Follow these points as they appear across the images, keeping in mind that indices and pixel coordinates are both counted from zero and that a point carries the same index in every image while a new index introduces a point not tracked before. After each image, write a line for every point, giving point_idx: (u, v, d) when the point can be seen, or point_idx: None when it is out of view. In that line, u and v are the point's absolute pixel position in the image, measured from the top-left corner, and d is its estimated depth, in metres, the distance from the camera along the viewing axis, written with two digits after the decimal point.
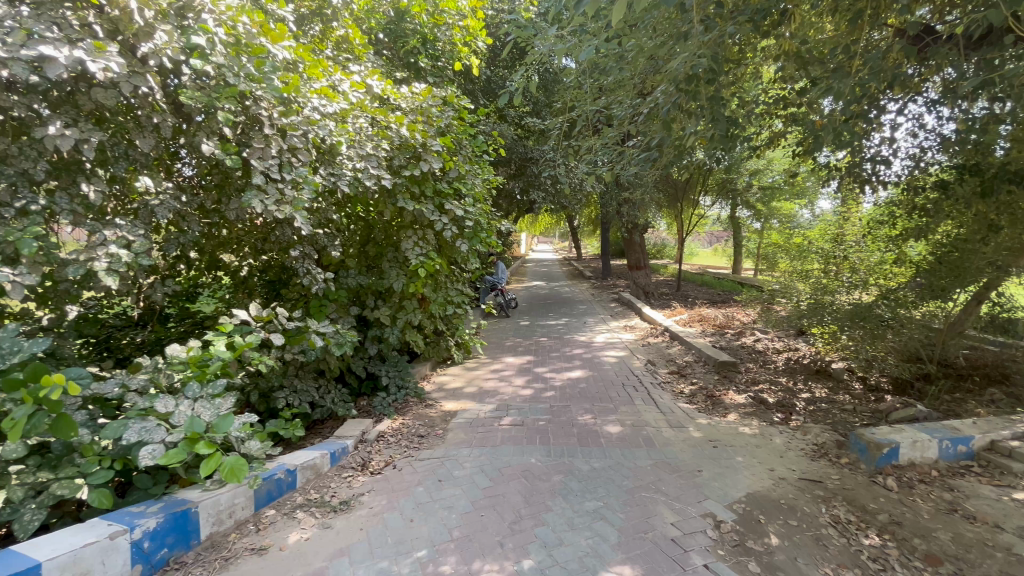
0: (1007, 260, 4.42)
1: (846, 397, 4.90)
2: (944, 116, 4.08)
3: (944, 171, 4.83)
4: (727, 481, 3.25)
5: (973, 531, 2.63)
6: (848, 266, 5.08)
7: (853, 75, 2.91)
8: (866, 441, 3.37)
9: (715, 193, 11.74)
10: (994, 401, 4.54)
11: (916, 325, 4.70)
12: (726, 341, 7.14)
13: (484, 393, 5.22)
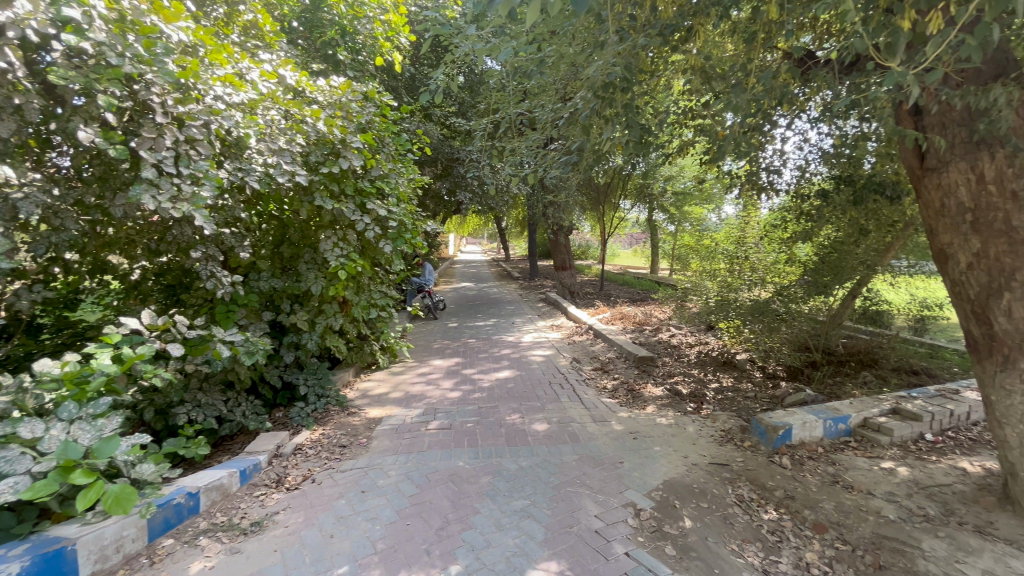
0: (874, 259, 5.05)
1: (748, 385, 5.37)
2: (824, 133, 4.68)
3: (825, 181, 5.36)
4: (646, 471, 3.42)
5: (851, 498, 2.98)
6: (749, 266, 5.60)
7: (749, 91, 3.20)
8: (765, 425, 3.71)
9: (634, 197, 12.37)
10: (866, 382, 5.21)
11: (804, 318, 5.29)
12: (645, 338, 7.54)
13: (411, 398, 5.09)
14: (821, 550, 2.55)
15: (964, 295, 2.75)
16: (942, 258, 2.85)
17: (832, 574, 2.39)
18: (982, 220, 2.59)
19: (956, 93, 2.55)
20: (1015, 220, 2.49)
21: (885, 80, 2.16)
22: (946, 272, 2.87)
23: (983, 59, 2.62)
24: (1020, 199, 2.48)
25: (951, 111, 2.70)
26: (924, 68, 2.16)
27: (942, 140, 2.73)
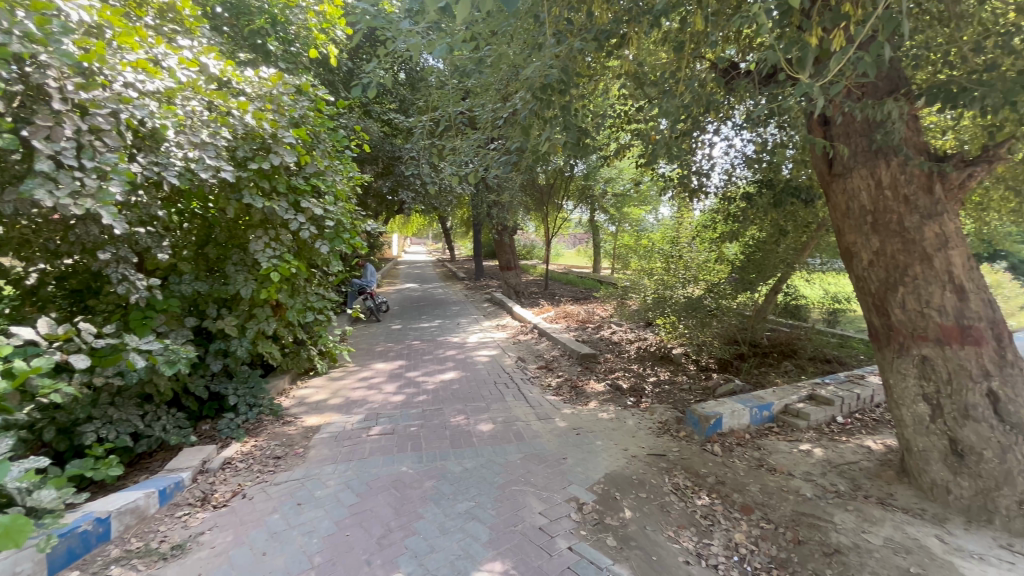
0: (792, 257, 5.58)
1: (683, 377, 5.66)
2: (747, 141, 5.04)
3: (749, 185, 5.72)
4: (588, 465, 3.50)
5: (774, 480, 3.20)
6: (682, 264, 5.82)
7: (678, 97, 3.35)
8: (698, 415, 3.91)
9: (576, 198, 12.64)
10: (787, 371, 5.64)
11: (732, 312, 5.61)
12: (587, 335, 7.71)
13: (351, 404, 4.91)
14: (749, 530, 2.72)
15: (867, 290, 3.02)
16: (848, 256, 3.12)
17: (758, 552, 2.56)
18: (881, 221, 2.87)
19: (857, 106, 2.79)
20: (907, 221, 2.80)
21: (796, 90, 2.33)
22: (851, 269, 3.14)
23: (878, 76, 2.91)
24: (911, 202, 2.80)
25: (854, 122, 2.96)
26: (830, 82, 2.35)
27: (847, 148, 2.99)
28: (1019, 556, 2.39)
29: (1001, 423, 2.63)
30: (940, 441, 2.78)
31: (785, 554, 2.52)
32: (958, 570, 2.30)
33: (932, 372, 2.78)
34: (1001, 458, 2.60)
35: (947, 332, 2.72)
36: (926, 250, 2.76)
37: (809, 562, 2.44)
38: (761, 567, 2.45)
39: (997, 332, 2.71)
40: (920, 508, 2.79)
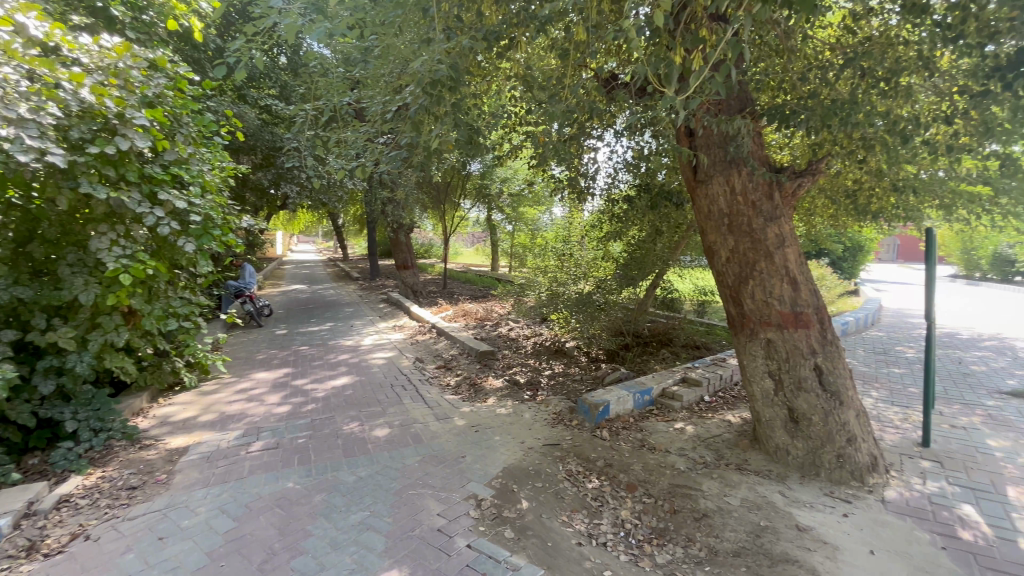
0: (665, 254, 6.19)
1: (576, 368, 5.98)
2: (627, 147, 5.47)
3: (630, 188, 6.18)
4: (486, 461, 3.55)
5: (654, 457, 3.52)
6: (573, 261, 6.19)
7: (563, 101, 3.49)
8: (588, 403, 4.17)
9: (473, 197, 12.69)
10: (665, 358, 6.23)
11: (617, 305, 6.03)
12: (486, 333, 7.80)
13: (226, 419, 4.42)
14: (633, 506, 2.95)
15: (725, 284, 3.43)
16: (710, 254, 3.51)
17: (640, 525, 2.79)
18: (735, 223, 3.29)
19: (714, 121, 3.17)
20: (755, 223, 3.24)
21: (661, 102, 2.58)
22: (712, 265, 3.55)
23: (730, 96, 3.32)
24: (757, 207, 3.25)
25: (713, 136, 3.34)
26: (690, 97, 2.63)
27: (708, 159, 3.36)
28: (839, 500, 2.87)
29: (825, 392, 3.15)
30: (782, 411, 3.27)
31: (663, 524, 2.78)
32: (795, 517, 2.71)
33: (774, 353, 3.25)
34: (825, 421, 3.13)
35: (785, 318, 3.20)
36: (769, 249, 3.22)
37: (682, 528, 2.72)
38: (643, 538, 2.68)
39: (822, 316, 3.24)
40: (768, 469, 3.25)
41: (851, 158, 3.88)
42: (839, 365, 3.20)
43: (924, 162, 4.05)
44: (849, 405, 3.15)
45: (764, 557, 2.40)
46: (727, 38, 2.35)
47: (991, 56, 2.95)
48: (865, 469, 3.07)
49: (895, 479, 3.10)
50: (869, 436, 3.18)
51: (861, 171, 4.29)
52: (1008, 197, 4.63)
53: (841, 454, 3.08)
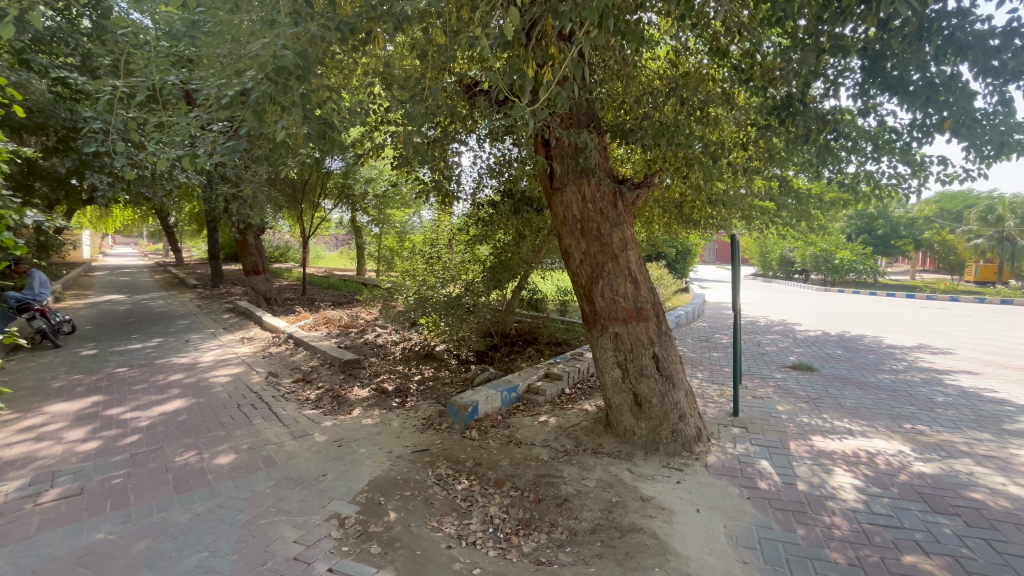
0: (527, 256, 6.48)
1: (446, 372, 5.98)
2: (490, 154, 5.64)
3: (494, 194, 6.36)
4: (350, 477, 3.34)
5: (520, 451, 3.67)
6: (441, 265, 6.22)
7: (424, 102, 3.43)
8: (457, 405, 4.21)
9: (334, 197, 11.89)
10: (531, 355, 6.55)
11: (486, 307, 6.29)
12: (350, 341, 7.37)
13: (3, 467, 3.48)
14: (501, 502, 3.04)
15: (579, 283, 3.73)
16: (566, 257, 3.78)
17: (508, 519, 2.88)
18: (587, 229, 3.59)
19: (565, 133, 3.44)
20: (602, 228, 3.58)
21: (513, 110, 2.73)
22: (568, 267, 3.82)
23: (579, 111, 3.64)
24: (604, 214, 3.59)
25: (566, 147, 3.61)
26: (537, 108, 2.90)
27: (562, 168, 3.63)
28: (673, 469, 3.31)
29: (661, 376, 3.60)
30: (628, 396, 3.65)
31: (529, 514, 2.91)
32: (639, 490, 3.05)
33: (621, 345, 3.62)
34: (662, 402, 3.58)
35: (629, 313, 3.59)
36: (614, 251, 3.58)
37: (546, 515, 2.88)
38: (511, 531, 2.77)
39: (658, 310, 3.69)
40: (618, 450, 3.60)
41: (677, 173, 4.52)
42: (672, 353, 3.69)
43: (729, 180, 4.89)
44: (680, 386, 3.64)
45: (615, 530, 2.65)
46: (570, 58, 2.55)
47: (770, 97, 3.66)
48: (692, 440, 3.58)
49: (714, 445, 3.67)
50: (695, 412, 3.72)
51: (684, 185, 5.01)
52: (786, 210, 5.81)
53: (674, 429, 3.55)
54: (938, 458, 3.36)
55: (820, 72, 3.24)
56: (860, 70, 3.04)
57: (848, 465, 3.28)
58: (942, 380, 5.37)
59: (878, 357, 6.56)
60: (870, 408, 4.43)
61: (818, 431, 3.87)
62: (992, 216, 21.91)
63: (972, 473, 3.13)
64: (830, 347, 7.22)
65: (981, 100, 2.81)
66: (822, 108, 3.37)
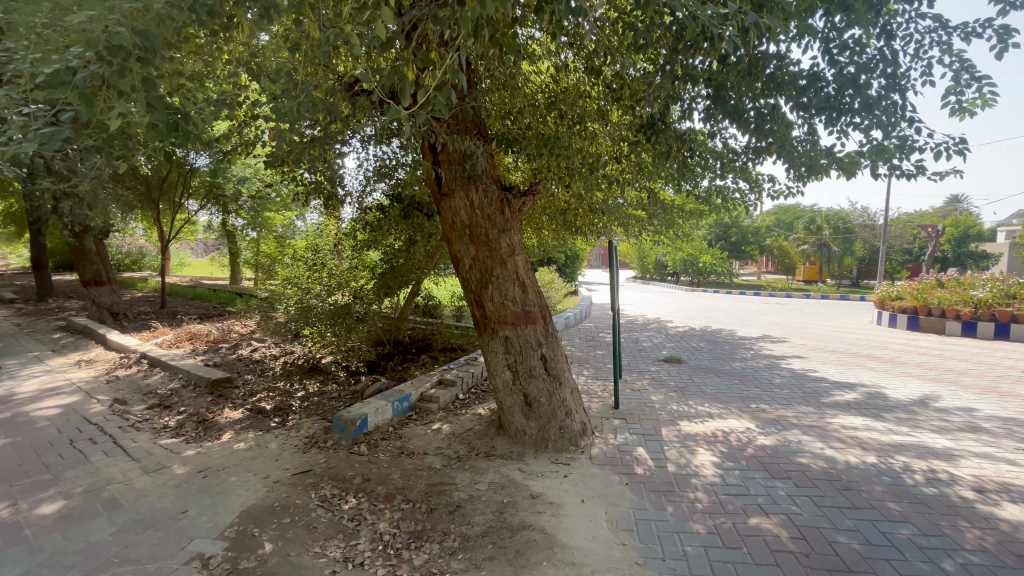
0: (422, 263, 6.32)
1: (333, 385, 5.62)
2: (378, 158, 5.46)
3: (384, 198, 6.17)
4: (217, 510, 2.99)
5: (412, 462, 3.58)
6: (326, 271, 5.89)
7: (298, 98, 3.22)
8: (344, 420, 3.98)
9: (201, 197, 10.62)
10: (424, 363, 6.44)
11: (377, 315, 6.08)
12: (221, 357, 6.62)
13: None
14: (391, 516, 2.92)
15: (469, 288, 3.76)
16: (456, 262, 3.79)
17: (398, 533, 2.78)
18: (475, 235, 3.64)
19: (449, 138, 3.45)
20: (490, 234, 3.64)
21: (392, 112, 2.68)
22: (458, 272, 3.83)
23: (464, 118, 3.68)
24: (491, 220, 3.66)
25: (453, 153, 3.63)
26: (416, 111, 2.90)
27: (449, 174, 3.65)
28: (562, 464, 3.46)
29: (549, 375, 3.75)
30: (519, 397, 3.76)
31: (420, 525, 2.84)
32: (529, 488, 3.14)
33: (510, 347, 3.71)
34: (550, 401, 3.73)
35: (518, 316, 3.69)
36: (502, 256, 3.66)
37: (438, 524, 2.83)
38: (401, 546, 2.68)
39: (545, 312, 3.83)
40: (510, 451, 3.68)
41: (561, 183, 4.76)
42: (559, 353, 3.85)
43: (606, 191, 5.29)
44: (566, 384, 3.82)
45: (507, 530, 2.70)
46: (449, 60, 2.52)
47: (638, 116, 4.03)
48: (578, 434, 3.77)
49: (598, 438, 3.91)
50: (580, 407, 3.93)
51: (568, 194, 5.32)
52: (655, 219, 6.44)
53: (562, 426, 3.72)
54: (775, 431, 3.95)
55: (677, 97, 3.65)
56: (707, 97, 3.48)
57: (708, 444, 3.71)
58: (779, 364, 6.33)
59: (732, 347, 7.55)
60: (725, 392, 5.07)
61: (685, 416, 4.33)
62: (813, 227, 26.57)
63: (799, 441, 3.72)
64: (695, 341, 8.14)
65: (796, 129, 3.39)
66: (680, 128, 3.80)
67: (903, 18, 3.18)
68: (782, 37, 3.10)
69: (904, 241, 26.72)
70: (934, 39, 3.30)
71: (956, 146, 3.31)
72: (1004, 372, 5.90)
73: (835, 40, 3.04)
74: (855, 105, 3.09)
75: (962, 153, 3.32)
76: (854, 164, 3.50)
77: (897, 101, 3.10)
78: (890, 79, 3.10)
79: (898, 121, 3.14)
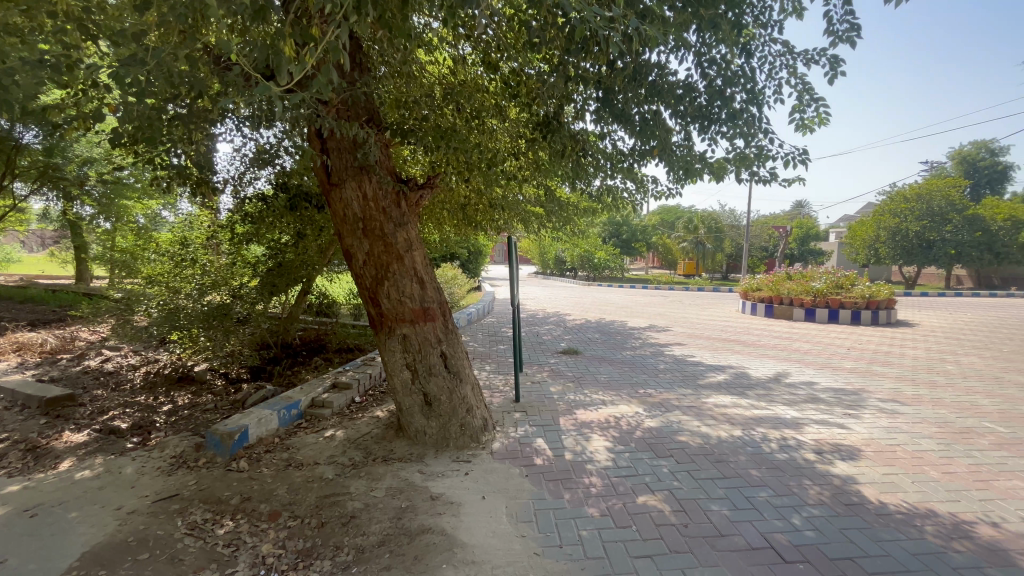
0: (314, 258, 5.83)
1: (207, 396, 5.02)
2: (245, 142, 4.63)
3: (270, 192, 5.40)
4: (50, 555, 2.49)
5: (300, 474, 3.30)
6: (199, 269, 5.30)
7: (145, 67, 2.77)
8: (219, 435, 3.55)
9: (31, 178, 8.85)
10: (317, 366, 6.00)
11: (262, 315, 5.57)
12: (60, 371, 5.55)
13: None
14: (275, 536, 2.66)
15: (363, 285, 3.56)
16: (348, 257, 3.57)
17: (284, 554, 2.54)
18: (369, 228, 3.44)
19: (336, 125, 3.20)
20: (386, 228, 3.47)
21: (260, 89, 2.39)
22: (351, 268, 3.61)
23: (356, 104, 3.47)
24: (387, 213, 3.49)
25: (343, 141, 3.40)
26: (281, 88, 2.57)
27: (339, 163, 3.41)
28: (462, 462, 3.42)
29: (449, 373, 3.67)
30: (418, 397, 3.65)
31: (309, 542, 2.62)
32: (429, 489, 3.05)
33: (408, 346, 3.59)
34: (450, 399, 3.66)
35: (416, 314, 3.56)
36: (399, 251, 3.50)
37: (330, 538, 2.63)
38: (287, 567, 2.44)
39: (444, 309, 3.74)
40: (410, 453, 3.56)
41: (461, 178, 4.71)
42: (459, 349, 3.78)
43: (505, 187, 5.34)
44: (466, 381, 3.78)
45: (405, 536, 2.59)
46: (329, 36, 2.35)
47: (534, 114, 4.10)
48: (479, 430, 3.76)
49: (499, 432, 3.93)
50: (481, 403, 3.91)
51: (467, 189, 5.29)
52: (552, 216, 6.65)
53: (463, 423, 3.68)
54: (660, 413, 4.28)
55: (569, 98, 3.77)
56: (597, 99, 3.64)
57: (601, 430, 3.91)
58: (663, 351, 6.91)
59: (623, 337, 8.09)
60: (617, 380, 5.41)
61: (581, 405, 4.53)
62: (690, 226, 29.53)
63: (680, 421, 4.08)
64: (590, 332, 8.59)
65: (675, 134, 3.68)
66: (574, 128, 3.94)
67: (759, 42, 3.58)
68: (662, 48, 3.34)
69: (762, 240, 30.80)
70: (783, 62, 3.76)
71: (800, 157, 3.82)
72: (835, 350, 7.05)
73: (706, 55, 3.34)
74: (722, 115, 3.43)
75: (804, 163, 3.84)
76: (722, 169, 3.89)
77: (755, 114, 3.50)
78: (749, 94, 3.48)
79: (756, 132, 3.55)
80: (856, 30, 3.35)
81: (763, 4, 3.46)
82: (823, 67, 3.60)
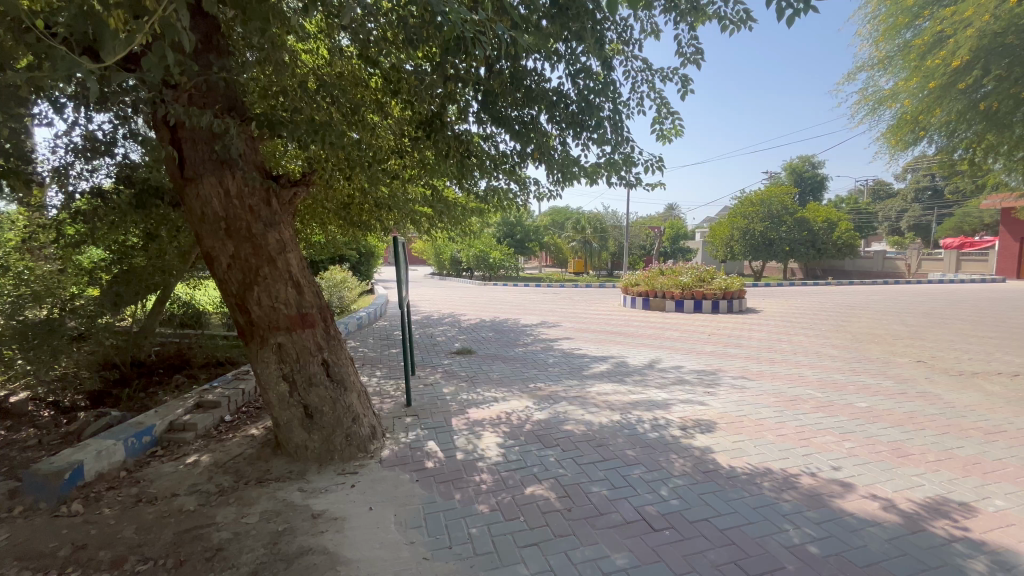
0: (172, 265, 5.39)
1: (28, 431, 4.15)
2: (67, 130, 3.78)
3: (116, 190, 4.37)
4: None
5: (153, 510, 2.88)
6: (13, 281, 4.32)
7: None
8: (42, 476, 2.96)
9: None
10: (178, 385, 5.24)
11: (105, 329, 4.75)
12: None
13: None
14: None
15: (229, 291, 3.23)
16: (210, 261, 3.21)
17: None
18: (233, 228, 3.12)
19: (183, 113, 2.82)
20: (254, 228, 3.16)
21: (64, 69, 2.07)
22: (213, 273, 3.26)
23: (213, 92, 3.13)
24: (254, 212, 3.17)
25: (197, 131, 3.04)
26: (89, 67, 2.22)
27: (195, 155, 3.04)
28: (348, 474, 3.25)
29: (331, 382, 3.46)
30: (298, 410, 3.39)
31: None
32: (311, 508, 2.85)
33: (284, 355, 3.32)
34: (334, 409, 3.46)
35: (292, 320, 3.30)
36: (271, 253, 3.21)
37: None
38: None
39: (325, 314, 3.52)
40: (289, 471, 3.29)
41: (341, 175, 4.47)
42: (342, 356, 3.58)
43: (391, 185, 5.18)
44: (352, 389, 3.60)
45: (281, 561, 2.38)
46: (162, 12, 2.13)
47: (417, 113, 4.03)
48: (367, 439, 3.60)
49: (388, 440, 3.80)
50: (368, 411, 3.75)
51: (349, 187, 5.04)
52: (442, 217, 6.61)
53: (349, 434, 3.49)
54: (548, 405, 4.48)
55: (452, 97, 3.78)
56: (478, 101, 3.69)
57: (492, 427, 3.98)
58: (552, 346, 7.24)
59: (515, 334, 8.32)
60: (508, 376, 5.54)
61: (473, 404, 4.56)
62: (578, 227, 31.31)
63: (566, 411, 4.30)
64: (484, 331, 8.70)
65: (554, 140, 3.86)
66: (458, 129, 3.95)
67: (623, 58, 3.90)
68: (538, 56, 3.48)
69: (640, 239, 33.72)
70: (643, 78, 4.13)
71: (658, 163, 4.23)
72: (698, 336, 7.97)
73: (576, 65, 3.55)
74: (593, 123, 3.67)
75: (661, 169, 4.28)
76: (596, 173, 4.17)
77: (622, 123, 3.80)
78: (615, 105, 3.78)
79: (622, 140, 3.87)
80: (701, 53, 3.79)
81: (625, 23, 3.78)
82: (676, 84, 4.03)
